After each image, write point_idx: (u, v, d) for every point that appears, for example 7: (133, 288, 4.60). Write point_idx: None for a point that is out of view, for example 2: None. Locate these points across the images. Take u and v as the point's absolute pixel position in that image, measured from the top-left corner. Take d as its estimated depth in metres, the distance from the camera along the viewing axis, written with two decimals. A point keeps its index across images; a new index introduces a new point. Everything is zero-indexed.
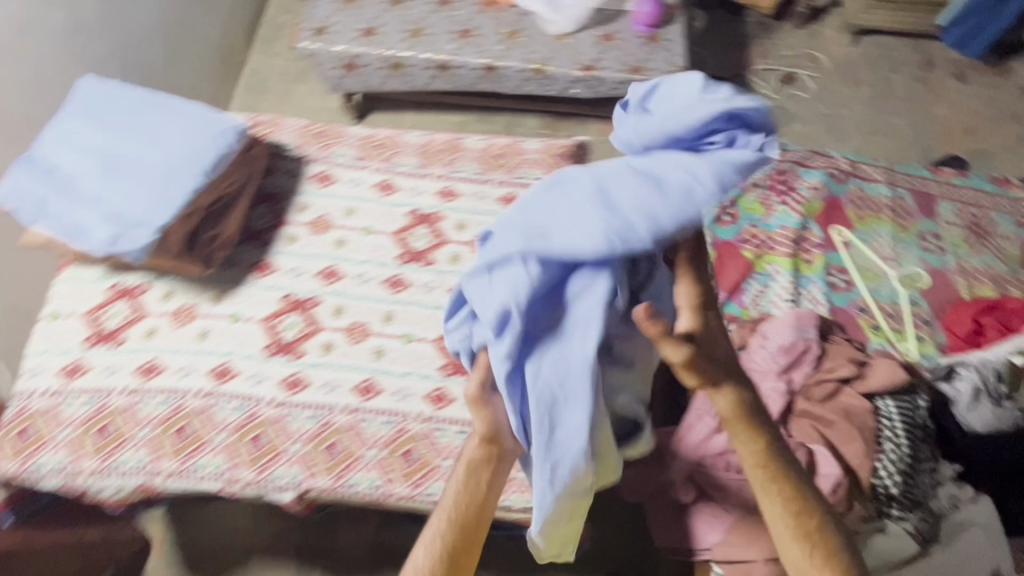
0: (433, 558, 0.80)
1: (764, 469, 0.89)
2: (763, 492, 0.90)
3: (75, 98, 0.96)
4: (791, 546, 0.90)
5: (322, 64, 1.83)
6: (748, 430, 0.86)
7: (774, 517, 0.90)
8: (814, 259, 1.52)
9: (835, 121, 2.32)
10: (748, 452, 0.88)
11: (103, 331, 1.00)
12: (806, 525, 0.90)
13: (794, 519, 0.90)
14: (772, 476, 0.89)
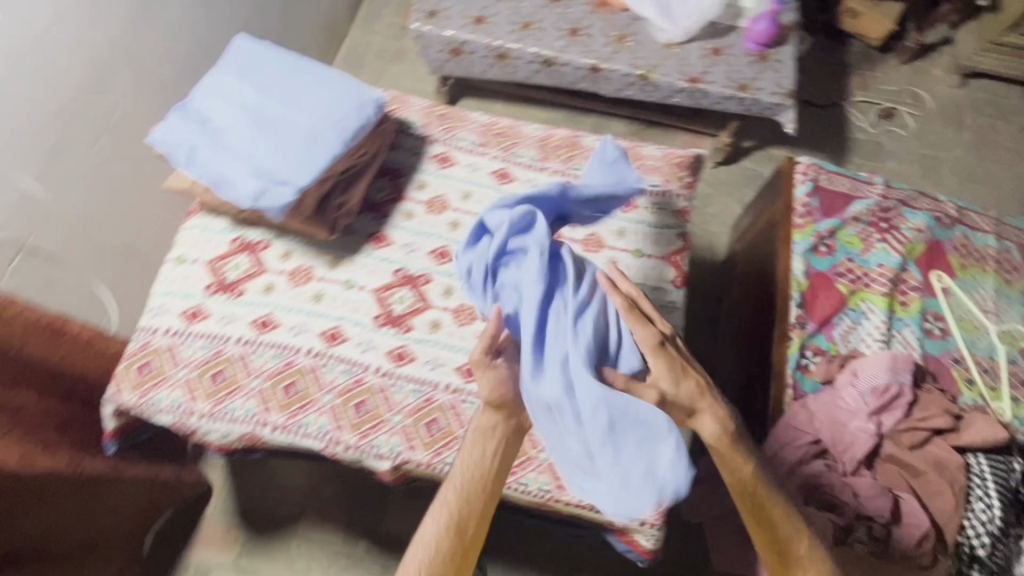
0: (439, 526, 0.80)
1: (751, 497, 0.84)
2: (754, 521, 0.85)
3: (231, 56, 1.00)
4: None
5: (429, 47, 1.86)
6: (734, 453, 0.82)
7: (765, 546, 0.86)
8: (910, 303, 1.47)
9: (932, 163, 2.25)
10: (735, 477, 0.83)
11: (224, 281, 1.03)
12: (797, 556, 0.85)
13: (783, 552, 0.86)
14: (761, 505, 0.84)
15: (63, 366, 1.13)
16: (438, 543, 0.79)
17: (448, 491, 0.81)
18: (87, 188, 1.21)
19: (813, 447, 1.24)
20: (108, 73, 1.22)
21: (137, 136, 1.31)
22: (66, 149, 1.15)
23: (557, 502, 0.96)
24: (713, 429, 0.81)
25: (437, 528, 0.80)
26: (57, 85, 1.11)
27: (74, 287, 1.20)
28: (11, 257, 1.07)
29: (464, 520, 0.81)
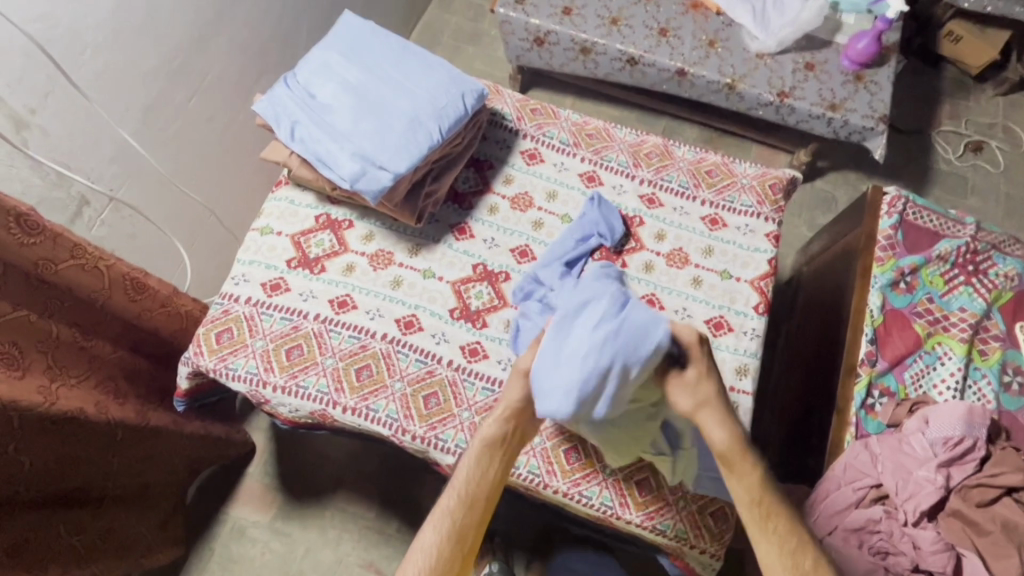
0: (440, 532, 0.78)
1: (761, 506, 0.79)
2: (759, 534, 0.78)
3: (340, 34, 0.99)
4: None
5: (512, 33, 1.82)
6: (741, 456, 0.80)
7: (768, 561, 0.76)
8: (990, 352, 1.40)
9: (1018, 204, 2.13)
10: (744, 484, 0.79)
11: (306, 257, 1.04)
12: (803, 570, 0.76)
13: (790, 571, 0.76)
14: (768, 512, 0.78)
15: (142, 320, 1.13)
16: (438, 551, 0.77)
17: (449, 500, 0.80)
18: (178, 146, 1.22)
19: (872, 490, 1.20)
20: (207, 34, 1.22)
21: (227, 99, 1.32)
22: (162, 106, 1.16)
23: (617, 518, 0.95)
24: (721, 431, 0.79)
25: (435, 536, 0.78)
26: (160, 42, 1.12)
27: (155, 243, 1.22)
28: (103, 208, 1.10)
29: (462, 530, 0.79)
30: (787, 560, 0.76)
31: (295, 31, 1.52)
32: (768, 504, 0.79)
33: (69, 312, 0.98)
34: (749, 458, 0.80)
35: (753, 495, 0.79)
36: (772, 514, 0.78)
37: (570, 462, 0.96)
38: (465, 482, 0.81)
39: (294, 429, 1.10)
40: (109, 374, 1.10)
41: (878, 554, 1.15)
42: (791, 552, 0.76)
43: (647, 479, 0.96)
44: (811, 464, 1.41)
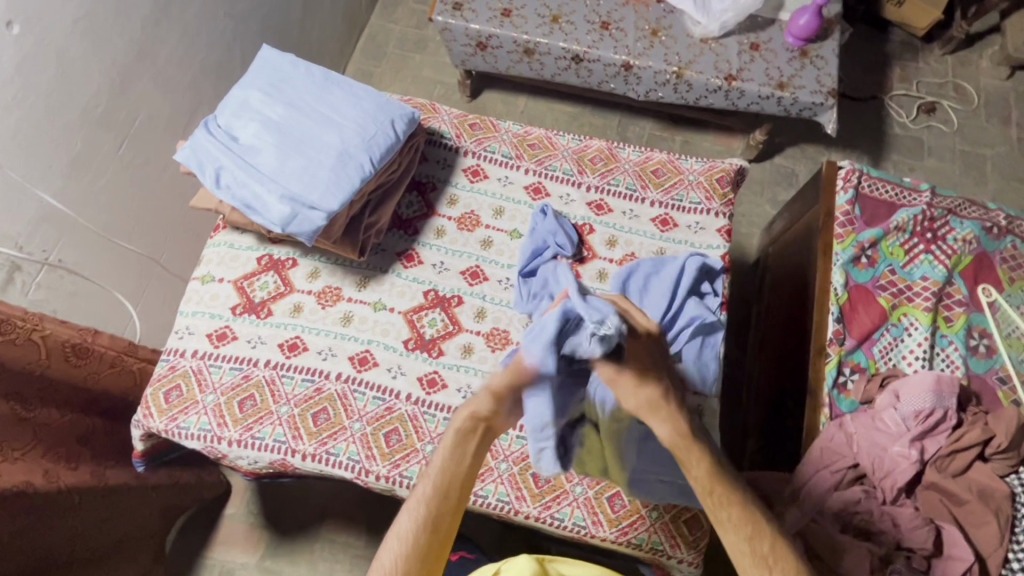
0: (415, 521, 0.74)
1: (713, 495, 0.72)
2: (714, 518, 0.73)
3: (260, 70, 0.96)
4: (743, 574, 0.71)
5: (454, 40, 1.79)
6: (692, 449, 0.71)
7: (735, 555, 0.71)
8: (955, 318, 1.41)
9: (974, 161, 2.15)
10: (693, 476, 0.72)
11: (252, 301, 1.01)
12: (762, 556, 0.70)
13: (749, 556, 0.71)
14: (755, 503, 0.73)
15: (91, 384, 1.10)
16: (416, 539, 0.73)
17: (427, 492, 0.74)
18: (112, 197, 1.18)
19: (851, 471, 1.20)
20: (128, 78, 1.18)
21: (158, 141, 1.28)
22: (89, 157, 1.12)
23: (592, 537, 0.94)
24: (663, 429, 0.71)
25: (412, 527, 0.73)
26: (78, 93, 1.08)
27: (100, 300, 1.19)
28: (37, 272, 1.06)
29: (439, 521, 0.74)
30: (744, 544, 0.71)
31: (226, 61, 1.47)
32: (721, 492, 0.72)
33: (5, 386, 0.94)
34: (698, 449, 0.72)
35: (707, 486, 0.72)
36: (726, 502, 0.72)
37: (539, 485, 0.95)
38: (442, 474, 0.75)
39: (262, 478, 1.07)
40: (59, 440, 1.07)
41: (860, 535, 1.15)
42: (747, 537, 0.71)
43: (619, 494, 0.95)
44: (790, 446, 1.41)
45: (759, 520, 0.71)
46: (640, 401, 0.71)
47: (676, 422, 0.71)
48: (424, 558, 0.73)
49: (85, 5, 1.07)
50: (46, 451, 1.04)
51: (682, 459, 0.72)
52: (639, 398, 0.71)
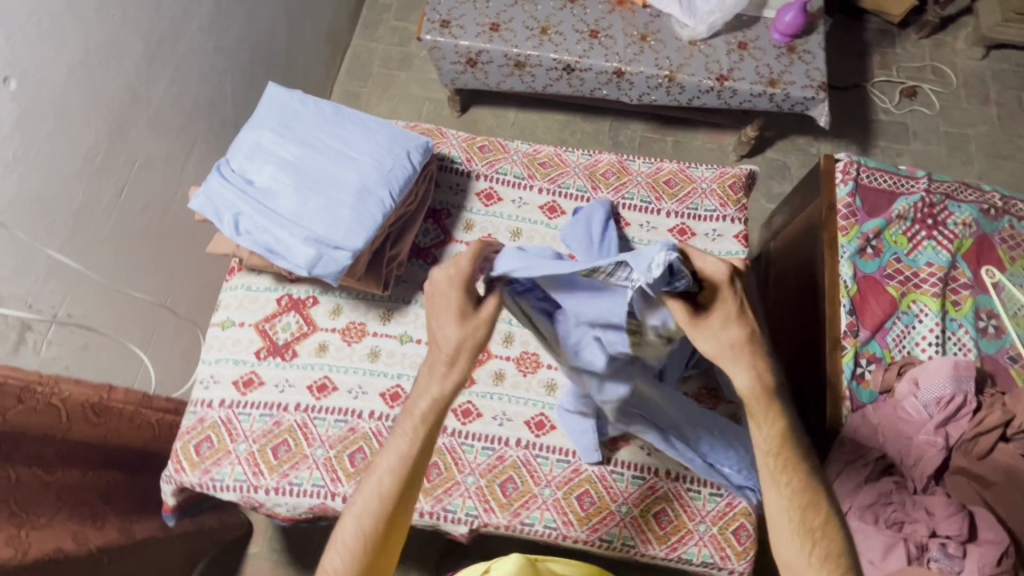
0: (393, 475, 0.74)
1: (778, 457, 0.74)
2: (769, 482, 0.75)
3: (270, 109, 0.95)
4: (788, 538, 0.73)
5: (443, 58, 1.78)
6: (766, 404, 0.72)
7: (783, 545, 0.73)
8: (962, 301, 1.43)
9: (958, 141, 2.20)
10: (763, 433, 0.74)
11: (275, 343, 0.99)
12: (811, 527, 0.73)
13: (795, 523, 0.73)
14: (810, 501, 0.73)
15: (111, 442, 1.07)
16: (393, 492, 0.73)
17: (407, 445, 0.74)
18: (118, 244, 1.16)
19: (879, 462, 1.22)
20: (125, 122, 1.16)
21: (157, 182, 1.25)
22: (91, 207, 1.09)
23: (642, 555, 0.97)
24: (744, 378, 0.71)
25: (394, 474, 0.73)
26: (76, 144, 1.05)
27: (110, 351, 1.16)
28: (47, 329, 1.03)
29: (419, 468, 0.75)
30: (794, 514, 0.73)
31: (218, 96, 1.45)
32: (786, 456, 0.74)
33: (26, 451, 0.90)
34: (775, 409, 0.73)
35: (771, 447, 0.74)
36: (789, 468, 0.74)
37: (585, 508, 0.98)
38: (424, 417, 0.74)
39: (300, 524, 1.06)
40: (84, 501, 1.03)
41: (895, 526, 1.16)
42: (799, 507, 0.73)
43: (664, 510, 0.98)
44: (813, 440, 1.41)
45: (815, 493, 0.74)
46: (721, 348, 0.71)
47: (758, 372, 0.71)
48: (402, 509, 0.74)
49: (79, 53, 1.04)
50: (71, 514, 1.00)
51: (754, 415, 0.73)
52: (720, 342, 0.71)
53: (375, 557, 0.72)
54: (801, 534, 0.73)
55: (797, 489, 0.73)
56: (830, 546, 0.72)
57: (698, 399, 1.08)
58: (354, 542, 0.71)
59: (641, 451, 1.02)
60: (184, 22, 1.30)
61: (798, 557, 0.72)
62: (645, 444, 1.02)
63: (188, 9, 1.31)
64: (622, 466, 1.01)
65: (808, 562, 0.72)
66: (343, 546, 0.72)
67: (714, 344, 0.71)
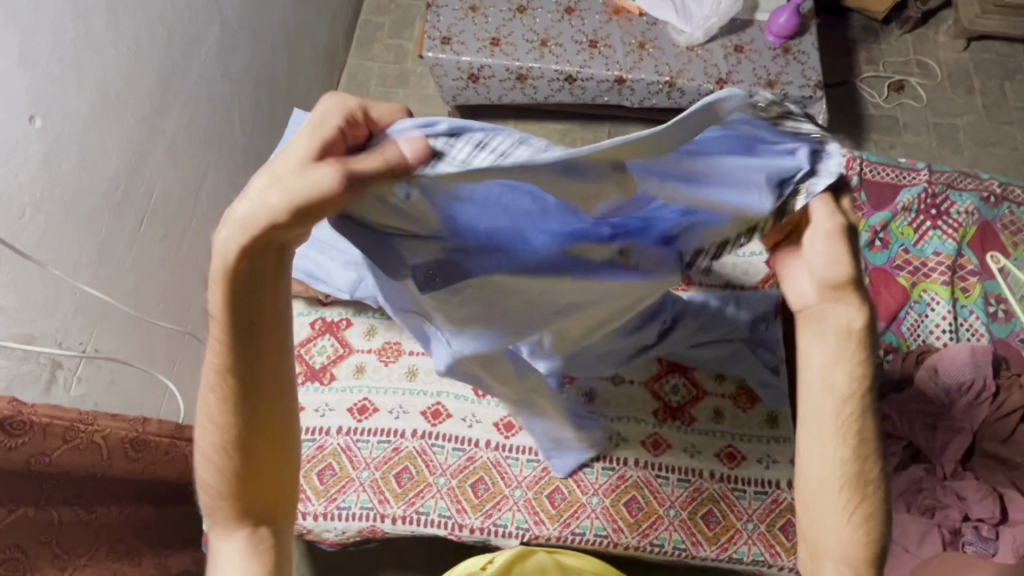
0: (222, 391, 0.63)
1: (851, 407, 0.66)
2: (835, 431, 0.67)
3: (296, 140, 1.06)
4: (834, 491, 0.67)
5: (445, 74, 1.79)
6: (859, 349, 0.65)
7: (827, 502, 0.68)
8: (971, 288, 1.46)
9: (947, 131, 2.25)
10: (844, 376, 0.66)
11: (312, 369, 1.08)
12: (862, 480, 0.67)
13: (845, 476, 0.67)
14: (865, 470, 0.67)
15: (147, 475, 1.04)
16: (228, 407, 0.63)
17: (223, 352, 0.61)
18: (141, 276, 1.15)
19: (905, 450, 1.25)
20: (143, 154, 1.15)
21: (174, 213, 1.24)
22: (114, 242, 1.09)
23: (693, 556, 1.01)
24: (854, 315, 0.64)
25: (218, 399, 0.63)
26: (99, 179, 1.05)
27: (136, 385, 1.15)
28: (77, 366, 1.02)
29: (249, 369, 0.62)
30: (849, 464, 0.67)
31: (228, 122, 1.45)
32: (861, 407, 0.66)
33: (68, 492, 0.90)
34: (866, 351, 0.65)
35: (848, 394, 0.66)
36: (861, 419, 0.66)
37: (634, 514, 1.02)
38: (223, 322, 0.60)
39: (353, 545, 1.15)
40: (120, 540, 1.02)
41: (927, 512, 1.19)
42: (857, 457, 0.66)
43: (712, 511, 1.02)
44: None
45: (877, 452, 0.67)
46: (833, 292, 0.64)
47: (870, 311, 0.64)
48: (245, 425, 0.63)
49: (97, 87, 1.04)
50: (109, 554, 0.99)
51: (836, 353, 0.66)
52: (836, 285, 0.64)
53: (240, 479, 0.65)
54: (848, 485, 0.67)
55: (860, 443, 0.67)
56: (874, 504, 0.67)
57: (735, 401, 1.10)
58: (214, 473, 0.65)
59: (683, 454, 1.06)
60: (192, 51, 1.30)
61: (836, 506, 0.68)
62: (687, 447, 1.06)
63: (197, 37, 1.32)
64: (666, 469, 1.05)
65: (847, 515, 0.67)
66: (205, 480, 0.66)
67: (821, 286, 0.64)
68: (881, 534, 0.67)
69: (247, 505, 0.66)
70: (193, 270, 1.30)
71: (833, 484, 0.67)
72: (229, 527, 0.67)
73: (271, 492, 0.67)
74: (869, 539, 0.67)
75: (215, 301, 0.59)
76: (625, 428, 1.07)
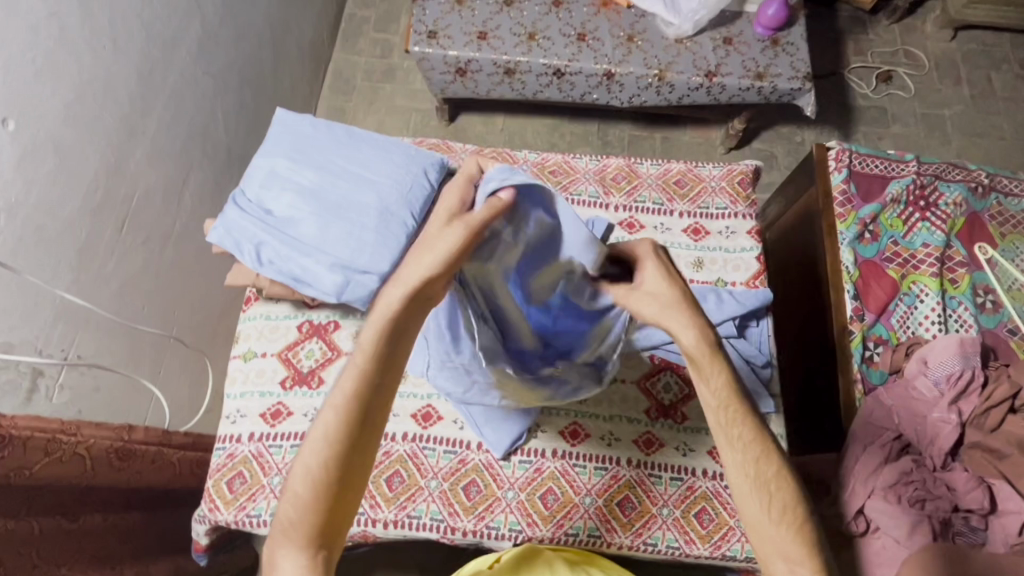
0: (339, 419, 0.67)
1: (728, 411, 0.74)
2: (725, 439, 0.74)
3: (280, 140, 1.07)
4: (746, 494, 0.73)
5: (432, 69, 1.77)
6: (711, 363, 0.73)
7: (744, 508, 0.74)
8: (960, 279, 1.47)
9: (935, 122, 2.26)
10: (712, 388, 0.74)
11: (300, 372, 1.09)
12: (765, 479, 0.73)
13: (752, 479, 0.73)
14: (764, 462, 0.73)
15: (133, 484, 1.02)
16: (341, 433, 0.67)
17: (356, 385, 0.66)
18: (122, 280, 1.13)
19: (895, 442, 1.24)
20: (122, 155, 1.12)
21: (156, 214, 1.22)
22: (95, 246, 1.06)
23: (686, 555, 1.01)
24: (691, 334, 0.72)
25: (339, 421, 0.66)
26: (77, 181, 1.02)
27: (120, 391, 1.12)
28: (59, 373, 1.00)
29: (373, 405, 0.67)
30: (750, 468, 0.73)
31: (211, 121, 1.43)
32: (737, 410, 0.74)
33: (49, 502, 0.88)
34: (719, 360, 0.73)
35: (720, 402, 0.74)
36: (738, 419, 0.73)
37: (627, 513, 1.01)
38: (370, 351, 0.66)
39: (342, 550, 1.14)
40: (102, 550, 0.99)
41: (917, 503, 1.17)
42: (754, 460, 0.73)
43: (705, 509, 1.02)
44: (815, 424, 1.49)
45: (768, 444, 0.74)
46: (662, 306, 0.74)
47: (702, 326, 0.72)
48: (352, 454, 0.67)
49: (73, 87, 1.02)
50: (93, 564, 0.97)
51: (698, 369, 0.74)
52: (661, 300, 0.74)
53: (328, 505, 0.67)
54: (758, 487, 0.73)
55: (750, 443, 0.73)
56: (786, 497, 0.72)
57: None
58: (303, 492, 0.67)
59: (676, 452, 1.05)
60: (172, 49, 1.27)
61: (757, 512, 0.73)
62: (679, 445, 1.06)
63: (176, 34, 1.29)
64: (658, 468, 1.04)
65: (768, 515, 0.72)
66: (289, 503, 0.68)
67: (655, 305, 0.74)
68: (807, 519, 0.72)
69: (320, 530, 0.68)
70: (178, 273, 1.28)
71: (744, 489, 0.73)
72: (299, 553, 0.67)
73: (346, 523, 0.69)
74: (795, 528, 0.71)
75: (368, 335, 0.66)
76: (618, 427, 1.06)
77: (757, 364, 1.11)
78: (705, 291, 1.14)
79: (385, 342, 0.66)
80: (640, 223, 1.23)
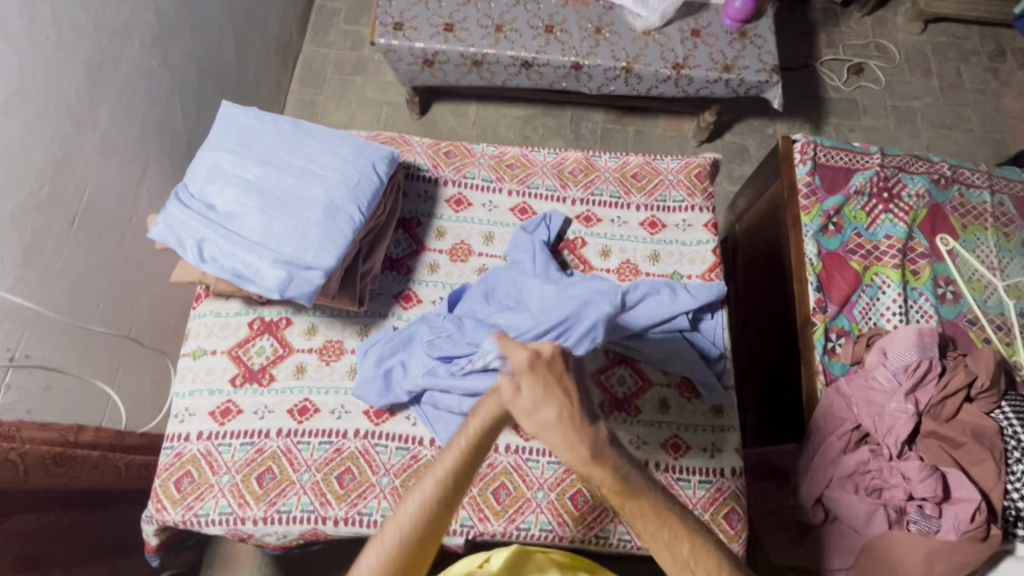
0: (436, 483, 0.70)
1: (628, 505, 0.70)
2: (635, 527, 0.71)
3: (225, 133, 1.06)
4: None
5: (399, 60, 1.75)
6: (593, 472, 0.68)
7: None
8: (921, 270, 1.48)
9: (905, 114, 2.27)
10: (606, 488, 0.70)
11: (251, 369, 1.08)
12: (682, 560, 0.69)
13: (671, 561, 0.70)
14: (673, 541, 0.69)
15: (73, 487, 1.01)
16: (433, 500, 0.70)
17: (456, 457, 0.71)
18: (73, 278, 1.11)
19: (855, 432, 1.25)
20: (70, 149, 1.10)
21: (109, 209, 1.19)
22: (42, 242, 1.04)
23: (638, 547, 1.02)
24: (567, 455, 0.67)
25: (435, 495, 0.70)
26: (19, 176, 1.00)
27: (73, 390, 1.11)
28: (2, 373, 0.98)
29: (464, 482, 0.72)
30: (666, 552, 0.69)
31: (168, 114, 1.40)
32: (634, 501, 0.70)
33: None
34: (606, 465, 0.68)
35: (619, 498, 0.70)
36: (638, 513, 0.70)
37: (579, 507, 1.02)
38: (473, 439, 0.72)
39: (294, 547, 1.13)
40: (33, 550, 0.96)
41: (874, 493, 1.21)
42: (666, 544, 0.69)
43: None
44: (777, 415, 1.51)
45: (675, 525, 0.70)
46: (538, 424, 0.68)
47: (575, 448, 0.66)
48: (436, 522, 0.70)
49: (14, 79, 0.99)
50: (25, 566, 0.95)
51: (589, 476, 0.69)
52: (535, 420, 0.67)
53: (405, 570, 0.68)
54: (680, 569, 0.69)
55: (657, 525, 0.70)
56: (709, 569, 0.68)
57: (680, 390, 1.12)
58: (391, 544, 0.68)
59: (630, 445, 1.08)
60: (124, 40, 1.25)
61: None
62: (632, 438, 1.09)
63: (129, 25, 1.26)
64: None
65: None
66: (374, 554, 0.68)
67: (530, 423, 0.68)
68: None
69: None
70: (135, 268, 1.26)
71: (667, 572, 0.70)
72: None
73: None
74: None
75: (474, 421, 0.72)
76: None
77: (710, 357, 1.13)
78: (659, 285, 1.14)
79: (488, 430, 0.72)
80: (597, 216, 1.23)
